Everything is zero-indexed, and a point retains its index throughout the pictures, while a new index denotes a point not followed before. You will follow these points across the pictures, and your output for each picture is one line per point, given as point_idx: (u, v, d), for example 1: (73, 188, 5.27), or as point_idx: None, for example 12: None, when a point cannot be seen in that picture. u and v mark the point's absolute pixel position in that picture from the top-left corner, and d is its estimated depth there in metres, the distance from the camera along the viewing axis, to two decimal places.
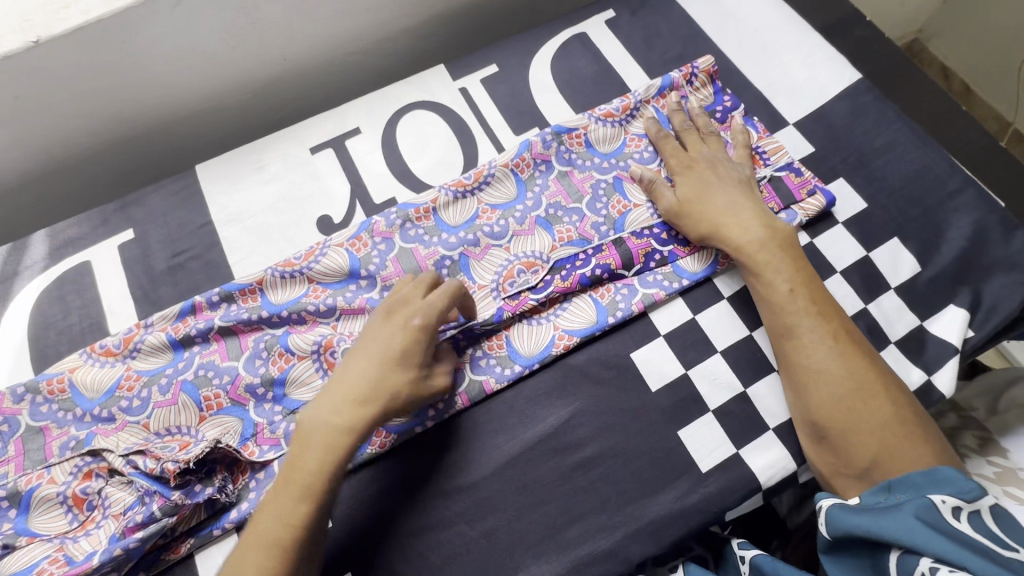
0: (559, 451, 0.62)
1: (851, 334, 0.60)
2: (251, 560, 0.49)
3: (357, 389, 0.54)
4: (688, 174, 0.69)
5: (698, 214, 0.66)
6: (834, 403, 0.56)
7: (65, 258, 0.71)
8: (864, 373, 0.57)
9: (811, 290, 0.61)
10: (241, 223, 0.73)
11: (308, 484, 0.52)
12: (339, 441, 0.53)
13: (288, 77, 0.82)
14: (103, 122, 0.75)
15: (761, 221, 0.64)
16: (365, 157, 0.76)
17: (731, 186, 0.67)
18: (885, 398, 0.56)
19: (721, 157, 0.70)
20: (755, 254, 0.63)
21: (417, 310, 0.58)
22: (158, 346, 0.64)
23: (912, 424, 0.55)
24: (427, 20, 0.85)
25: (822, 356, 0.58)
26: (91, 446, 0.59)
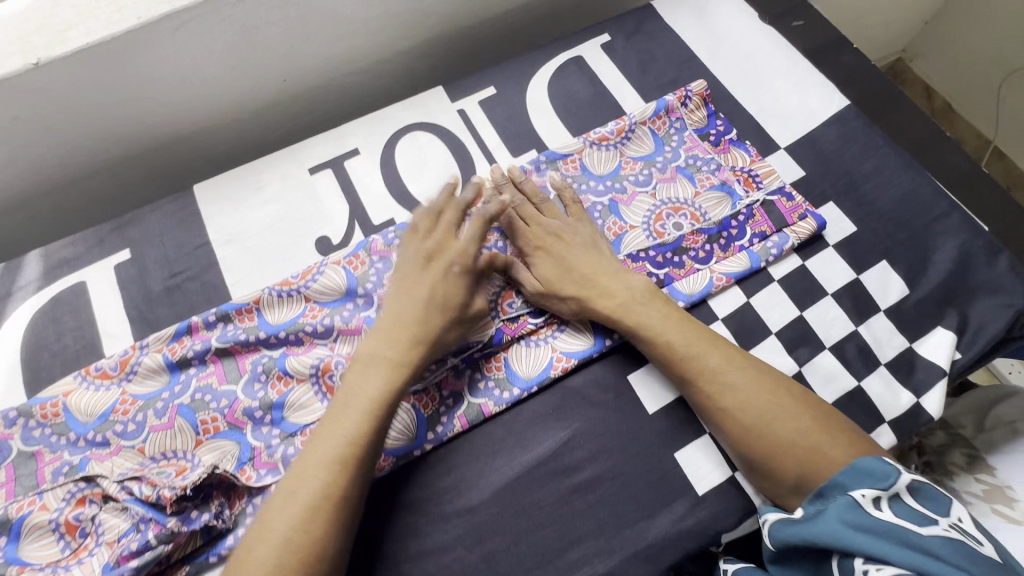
0: (558, 474, 0.62)
1: (737, 361, 0.61)
2: (312, 478, 0.52)
3: (409, 328, 0.60)
4: (540, 256, 0.68)
5: (564, 295, 0.65)
6: (745, 438, 0.58)
7: (59, 278, 0.71)
8: (760, 400, 0.58)
9: (690, 329, 0.62)
10: (239, 244, 0.73)
11: (376, 398, 0.56)
12: (396, 371, 0.58)
13: (287, 97, 0.82)
14: (101, 142, 0.75)
15: (618, 279, 0.65)
16: (363, 178, 0.77)
17: (581, 252, 0.67)
18: (787, 413, 0.57)
19: (562, 224, 0.69)
20: (625, 315, 0.63)
21: (456, 257, 0.64)
22: (153, 368, 0.64)
23: (819, 429, 0.56)
24: (426, 41, 0.86)
25: (720, 397, 0.59)
26: (86, 472, 0.59)
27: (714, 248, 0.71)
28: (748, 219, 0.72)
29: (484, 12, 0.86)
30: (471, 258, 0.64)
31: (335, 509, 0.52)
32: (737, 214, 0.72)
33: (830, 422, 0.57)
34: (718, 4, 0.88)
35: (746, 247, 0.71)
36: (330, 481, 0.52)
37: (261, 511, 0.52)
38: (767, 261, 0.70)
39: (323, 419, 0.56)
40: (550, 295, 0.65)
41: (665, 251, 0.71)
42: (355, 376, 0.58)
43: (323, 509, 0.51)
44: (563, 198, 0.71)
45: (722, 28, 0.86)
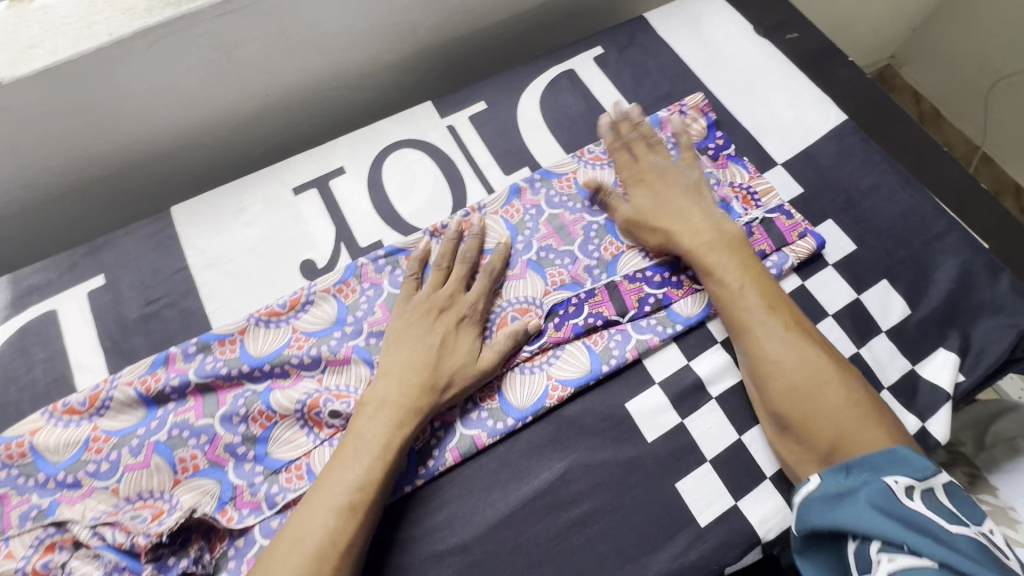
0: (554, 508, 0.60)
1: (804, 327, 0.61)
2: (320, 520, 0.52)
3: (421, 376, 0.60)
4: (639, 188, 0.71)
5: (652, 226, 0.68)
6: (791, 392, 0.57)
7: (28, 307, 0.67)
8: (818, 364, 0.58)
9: (765, 286, 0.63)
10: (220, 268, 0.70)
11: (387, 443, 0.56)
12: (406, 416, 0.58)
13: (270, 113, 0.79)
14: (73, 163, 0.71)
15: (708, 223, 0.67)
16: (350, 198, 0.74)
17: (680, 194, 0.69)
18: (842, 384, 0.57)
19: (669, 164, 0.72)
20: (704, 255, 0.65)
21: (465, 310, 0.64)
22: (127, 403, 0.61)
23: (867, 407, 0.56)
24: (413, 55, 0.83)
25: (778, 350, 0.59)
26: (55, 517, 0.55)
27: None
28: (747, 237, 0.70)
29: (472, 24, 0.84)
30: (480, 307, 0.65)
31: (343, 554, 0.52)
32: None
33: (880, 411, 0.56)
34: (712, 17, 0.86)
35: None
36: (338, 527, 0.52)
37: (267, 553, 0.52)
38: None
39: (332, 460, 0.56)
40: (639, 225, 0.69)
41: (661, 271, 0.69)
42: (366, 420, 0.58)
43: (330, 556, 0.51)
44: (679, 141, 0.74)
45: (716, 41, 0.85)
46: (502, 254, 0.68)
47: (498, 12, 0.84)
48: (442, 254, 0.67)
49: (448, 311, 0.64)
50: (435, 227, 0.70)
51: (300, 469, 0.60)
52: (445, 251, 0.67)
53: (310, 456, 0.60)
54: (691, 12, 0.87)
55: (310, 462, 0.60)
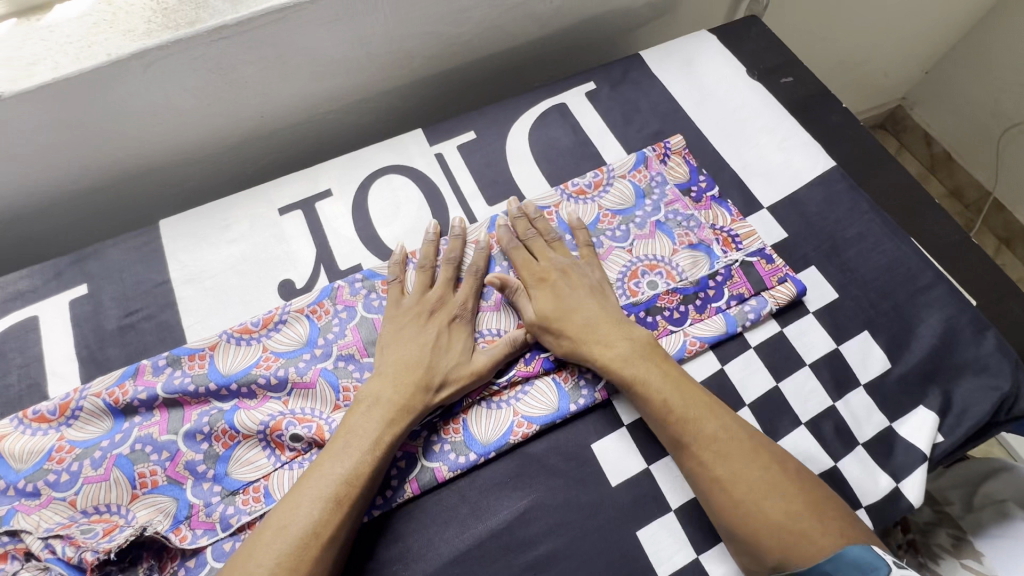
0: (512, 549, 0.58)
1: (733, 433, 0.58)
2: (304, 510, 0.53)
3: (415, 372, 0.61)
4: (545, 288, 0.67)
5: (560, 332, 0.64)
6: (731, 505, 0.55)
7: (12, 311, 0.69)
8: (752, 474, 0.56)
9: (686, 391, 0.60)
10: (200, 283, 0.71)
11: (378, 439, 0.57)
12: (399, 411, 0.59)
13: (265, 133, 0.81)
14: (68, 174, 0.73)
15: (620, 331, 0.64)
16: (333, 221, 0.75)
17: (585, 294, 0.67)
18: (781, 487, 0.55)
19: (570, 262, 0.69)
20: (621, 368, 0.61)
21: (456, 310, 0.66)
22: (96, 413, 0.61)
23: (812, 514, 0.53)
24: (409, 82, 0.85)
25: (711, 461, 0.57)
26: (9, 526, 0.56)
27: (689, 308, 0.69)
28: (725, 279, 0.70)
29: (469, 55, 0.86)
30: (470, 307, 0.67)
31: (324, 546, 0.52)
32: (715, 273, 0.70)
33: (825, 508, 0.54)
34: (705, 58, 0.87)
35: (723, 309, 0.69)
36: (322, 519, 0.52)
37: (253, 539, 0.52)
38: (743, 325, 0.68)
39: (323, 453, 0.57)
40: (543, 330, 0.64)
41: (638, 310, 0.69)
42: (357, 417, 0.58)
43: (313, 546, 0.51)
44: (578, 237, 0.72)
45: (709, 81, 0.85)
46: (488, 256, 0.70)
47: (493, 44, 0.86)
48: (432, 261, 0.69)
49: (439, 312, 0.66)
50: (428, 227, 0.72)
51: (258, 491, 0.59)
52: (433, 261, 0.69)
53: (269, 478, 0.60)
54: (685, 52, 0.88)
55: (269, 485, 0.60)
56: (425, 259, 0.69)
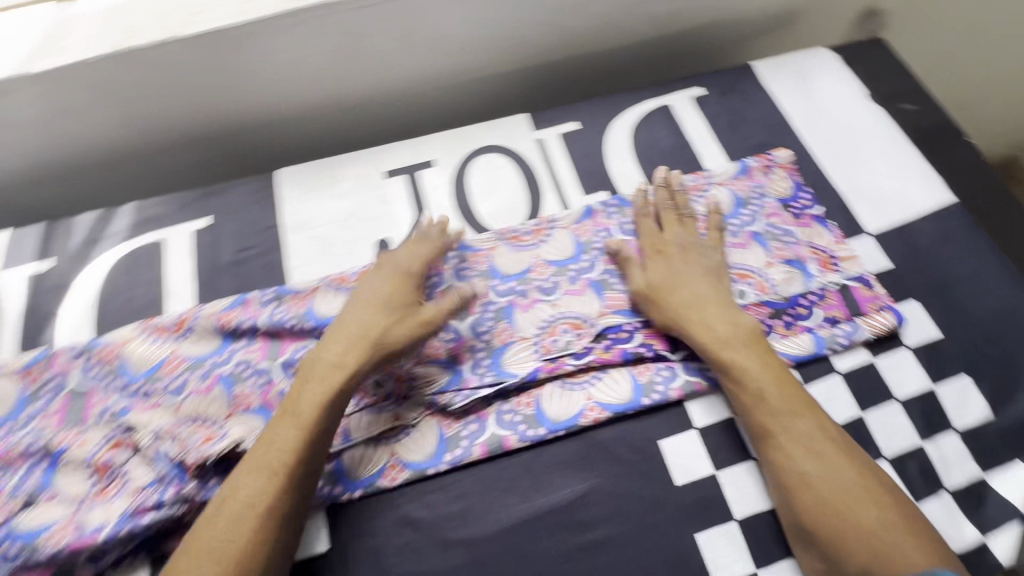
0: (569, 527, 0.59)
1: (827, 433, 0.58)
2: (245, 486, 0.54)
3: (353, 328, 0.62)
4: (658, 261, 0.69)
5: (663, 301, 0.66)
6: (817, 506, 0.54)
7: (144, 233, 0.76)
8: (845, 477, 0.55)
9: (785, 384, 0.60)
10: (306, 232, 0.76)
11: (310, 399, 0.58)
12: (331, 373, 0.60)
13: (379, 102, 0.85)
14: (205, 119, 0.80)
15: (724, 313, 0.64)
16: (433, 190, 0.78)
17: (699, 273, 0.67)
18: (874, 500, 0.54)
19: (692, 240, 0.70)
20: (719, 351, 0.62)
21: (397, 269, 0.67)
22: (206, 333, 0.67)
23: (902, 527, 0.52)
24: (519, 69, 0.88)
25: (803, 458, 0.56)
26: (127, 419, 0.63)
27: (777, 323, 0.68)
28: (819, 300, 0.69)
29: (580, 48, 0.87)
30: (419, 270, 0.67)
31: (262, 517, 0.53)
32: (808, 292, 0.69)
33: (916, 529, 0.52)
34: (822, 75, 0.85)
35: (814, 329, 0.67)
36: (262, 491, 0.54)
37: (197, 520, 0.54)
38: (833, 348, 0.66)
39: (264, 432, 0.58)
40: (647, 299, 0.67)
41: None
42: (297, 384, 0.60)
43: (248, 519, 0.53)
44: (709, 220, 0.72)
45: (823, 100, 0.83)
46: (442, 241, 0.70)
47: (604, 41, 0.87)
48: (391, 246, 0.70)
49: (389, 272, 0.67)
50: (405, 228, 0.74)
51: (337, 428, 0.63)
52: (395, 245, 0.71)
53: (348, 419, 0.63)
54: (800, 68, 0.86)
55: (348, 425, 0.63)
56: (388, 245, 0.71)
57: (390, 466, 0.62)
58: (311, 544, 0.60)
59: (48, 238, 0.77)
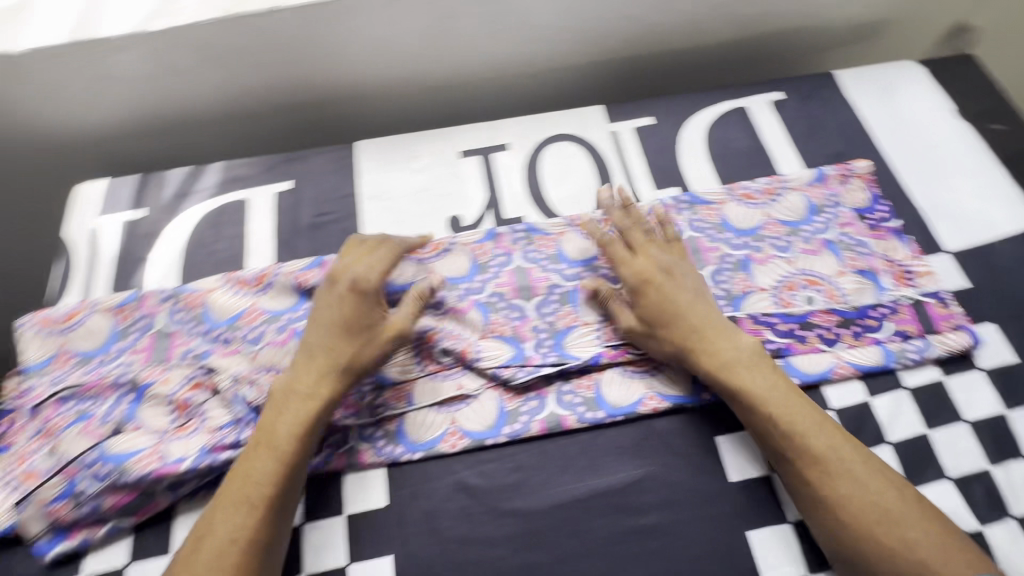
0: (621, 510, 0.60)
1: (846, 452, 0.57)
2: (225, 519, 0.55)
3: (317, 356, 0.63)
4: (648, 288, 0.66)
5: (656, 335, 0.64)
6: (849, 528, 0.54)
7: (230, 191, 0.80)
8: (871, 494, 0.54)
9: (797, 405, 0.59)
10: (382, 202, 0.79)
11: (280, 430, 0.59)
12: (306, 402, 0.61)
13: (458, 85, 0.87)
14: (293, 89, 0.83)
15: (725, 336, 0.63)
16: (506, 173, 0.80)
17: (691, 295, 0.65)
18: (904, 516, 0.53)
19: (668, 260, 0.68)
20: (724, 375, 0.61)
21: (354, 281, 0.65)
22: (284, 290, 0.71)
23: (937, 540, 0.52)
24: (598, 61, 0.88)
25: (824, 482, 0.56)
26: (208, 362, 0.66)
27: (845, 332, 0.67)
28: (891, 313, 0.68)
29: (660, 45, 0.88)
30: (371, 279, 0.65)
31: (245, 547, 0.54)
32: (880, 304, 0.68)
33: (952, 539, 0.52)
34: (908, 89, 0.83)
35: (882, 341, 0.66)
36: (242, 522, 0.55)
37: (178, 558, 0.55)
38: (902, 363, 0.65)
39: (238, 463, 0.59)
40: (645, 333, 0.64)
41: (790, 322, 0.68)
42: (269, 412, 0.61)
43: (233, 552, 0.54)
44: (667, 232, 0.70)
45: (907, 114, 0.82)
46: (394, 254, 0.68)
47: (686, 39, 0.88)
48: (344, 263, 0.67)
49: (342, 286, 0.66)
50: (351, 239, 0.70)
51: (402, 391, 0.65)
52: (349, 262, 0.67)
53: (413, 383, 0.66)
54: (885, 80, 0.85)
55: (413, 389, 0.65)
56: (343, 263, 0.68)
57: (450, 432, 0.64)
58: (371, 499, 0.62)
59: (143, 188, 0.82)
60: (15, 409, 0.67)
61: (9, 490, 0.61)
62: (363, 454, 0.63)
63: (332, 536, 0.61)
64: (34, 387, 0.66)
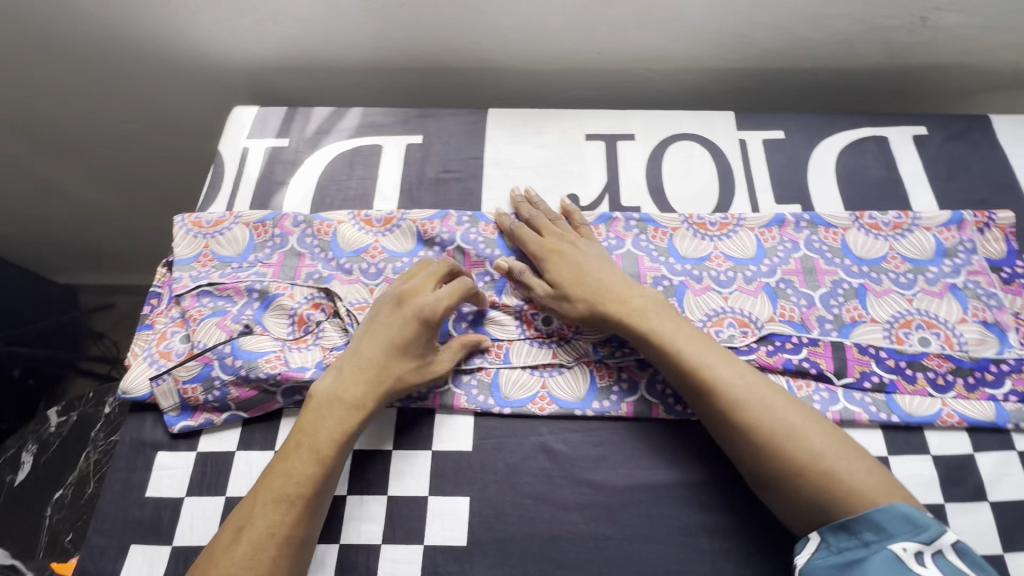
0: (695, 505, 0.62)
1: (746, 380, 0.59)
2: (262, 515, 0.56)
3: (366, 369, 0.62)
4: (554, 259, 0.68)
5: (575, 297, 0.65)
6: (764, 452, 0.56)
7: (366, 136, 0.86)
8: (780, 416, 0.56)
9: (701, 342, 0.61)
10: (505, 169, 0.82)
11: (324, 437, 0.59)
12: (351, 415, 0.61)
13: (591, 69, 0.89)
14: (436, 49, 0.87)
15: (631, 289, 0.65)
16: (628, 162, 0.82)
17: (597, 258, 0.68)
18: (807, 431, 0.55)
19: (576, 235, 0.72)
20: (632, 319, 0.63)
21: (423, 304, 0.64)
22: (406, 234, 0.75)
23: (840, 449, 0.55)
24: (736, 67, 0.88)
25: (730, 411, 0.57)
26: (329, 286, 0.71)
27: (957, 380, 0.65)
28: (1012, 371, 0.65)
29: (804, 60, 0.86)
30: (439, 308, 0.63)
31: (283, 543, 0.55)
32: (1002, 360, 0.65)
33: (850, 449, 0.55)
34: None
35: (997, 398, 0.64)
36: (280, 520, 0.56)
37: (215, 545, 0.55)
38: (1016, 423, 0.63)
39: (277, 460, 0.59)
40: (556, 297, 0.66)
41: (899, 359, 0.66)
42: (313, 414, 0.61)
43: (270, 545, 0.54)
44: (571, 219, 0.75)
45: None
46: (466, 289, 0.65)
47: (832, 56, 0.86)
48: (413, 286, 0.65)
49: (406, 304, 0.64)
50: (423, 261, 0.69)
51: (499, 349, 0.68)
52: (417, 287, 0.66)
53: (511, 344, 0.69)
54: None
55: (510, 349, 0.68)
56: (411, 284, 0.66)
57: (540, 396, 0.66)
58: (457, 441, 0.65)
59: (289, 120, 0.88)
60: (160, 294, 0.75)
61: (150, 363, 0.69)
62: (457, 399, 0.66)
63: (417, 466, 0.65)
64: (179, 278, 0.73)
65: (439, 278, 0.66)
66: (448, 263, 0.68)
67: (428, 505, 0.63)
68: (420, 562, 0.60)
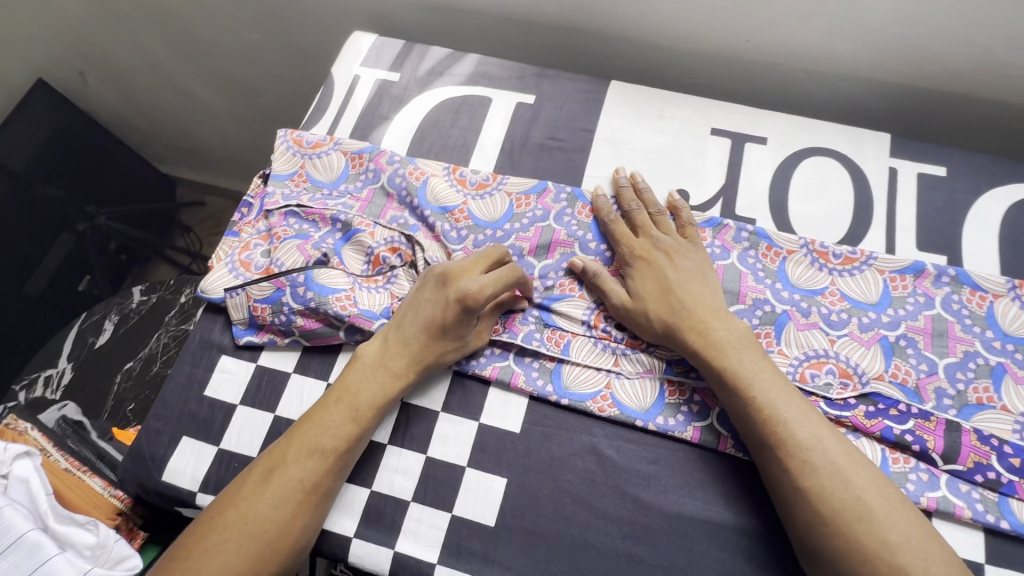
0: (744, 554, 0.56)
1: (827, 446, 0.52)
2: (293, 462, 0.56)
3: (407, 343, 0.61)
4: (644, 268, 0.63)
5: (656, 316, 0.60)
6: (829, 529, 0.50)
7: (478, 85, 0.82)
8: (858, 493, 0.50)
9: (782, 392, 0.55)
10: (615, 148, 0.76)
11: (363, 399, 0.59)
12: (390, 384, 0.60)
13: (734, 56, 0.80)
14: (571, 5, 0.81)
15: (719, 319, 0.59)
16: (753, 167, 0.73)
17: (689, 277, 0.62)
18: (887, 518, 0.49)
19: (673, 243, 0.65)
20: (710, 354, 0.57)
21: (462, 288, 0.59)
22: (497, 204, 0.72)
23: (919, 546, 0.48)
24: (904, 83, 0.76)
25: (800, 474, 0.52)
26: (412, 234, 0.69)
27: None
28: None
29: (993, 89, 0.74)
30: (481, 295, 0.58)
31: (311, 492, 0.56)
32: None
33: (933, 548, 0.49)
34: None
35: None
36: (309, 470, 0.56)
37: (247, 478, 0.56)
38: None
39: (315, 410, 0.59)
40: (637, 308, 0.61)
41: None
42: (355, 375, 0.60)
43: (298, 494, 0.55)
44: (677, 219, 0.68)
45: None
46: (513, 276, 0.60)
47: None
48: (458, 266, 0.61)
49: (449, 284, 0.60)
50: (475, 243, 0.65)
51: (561, 339, 0.64)
52: (463, 268, 0.61)
53: (575, 337, 0.64)
54: None
55: (572, 342, 0.64)
56: (456, 264, 0.61)
57: (602, 395, 0.62)
58: (507, 420, 0.63)
59: (404, 55, 0.85)
60: (251, 204, 0.76)
61: (230, 271, 0.70)
62: (515, 377, 0.63)
63: (460, 434, 0.63)
64: (271, 194, 0.74)
65: (489, 261, 0.62)
66: (501, 251, 0.64)
67: (464, 476, 0.61)
68: (445, 529, 0.59)
